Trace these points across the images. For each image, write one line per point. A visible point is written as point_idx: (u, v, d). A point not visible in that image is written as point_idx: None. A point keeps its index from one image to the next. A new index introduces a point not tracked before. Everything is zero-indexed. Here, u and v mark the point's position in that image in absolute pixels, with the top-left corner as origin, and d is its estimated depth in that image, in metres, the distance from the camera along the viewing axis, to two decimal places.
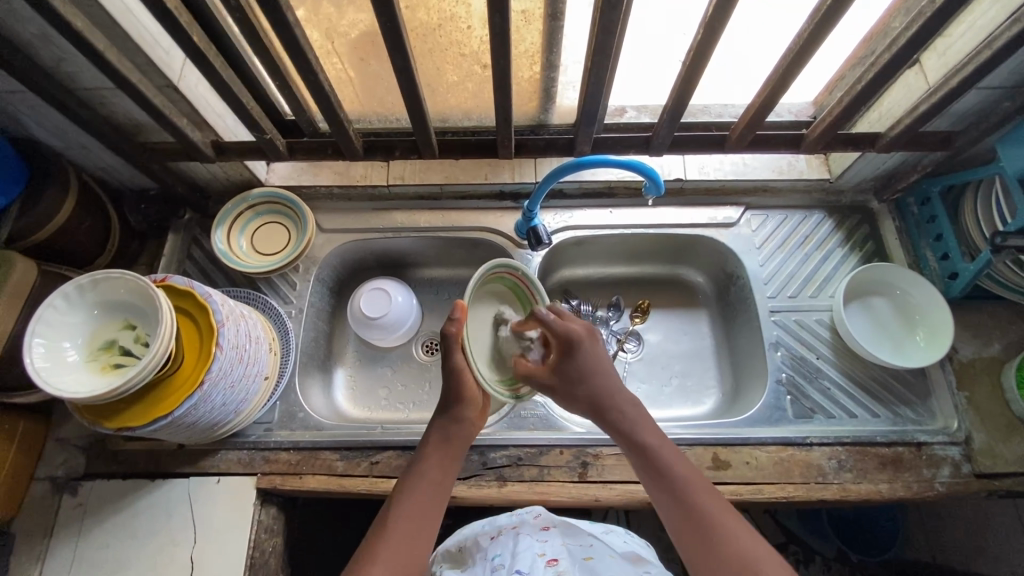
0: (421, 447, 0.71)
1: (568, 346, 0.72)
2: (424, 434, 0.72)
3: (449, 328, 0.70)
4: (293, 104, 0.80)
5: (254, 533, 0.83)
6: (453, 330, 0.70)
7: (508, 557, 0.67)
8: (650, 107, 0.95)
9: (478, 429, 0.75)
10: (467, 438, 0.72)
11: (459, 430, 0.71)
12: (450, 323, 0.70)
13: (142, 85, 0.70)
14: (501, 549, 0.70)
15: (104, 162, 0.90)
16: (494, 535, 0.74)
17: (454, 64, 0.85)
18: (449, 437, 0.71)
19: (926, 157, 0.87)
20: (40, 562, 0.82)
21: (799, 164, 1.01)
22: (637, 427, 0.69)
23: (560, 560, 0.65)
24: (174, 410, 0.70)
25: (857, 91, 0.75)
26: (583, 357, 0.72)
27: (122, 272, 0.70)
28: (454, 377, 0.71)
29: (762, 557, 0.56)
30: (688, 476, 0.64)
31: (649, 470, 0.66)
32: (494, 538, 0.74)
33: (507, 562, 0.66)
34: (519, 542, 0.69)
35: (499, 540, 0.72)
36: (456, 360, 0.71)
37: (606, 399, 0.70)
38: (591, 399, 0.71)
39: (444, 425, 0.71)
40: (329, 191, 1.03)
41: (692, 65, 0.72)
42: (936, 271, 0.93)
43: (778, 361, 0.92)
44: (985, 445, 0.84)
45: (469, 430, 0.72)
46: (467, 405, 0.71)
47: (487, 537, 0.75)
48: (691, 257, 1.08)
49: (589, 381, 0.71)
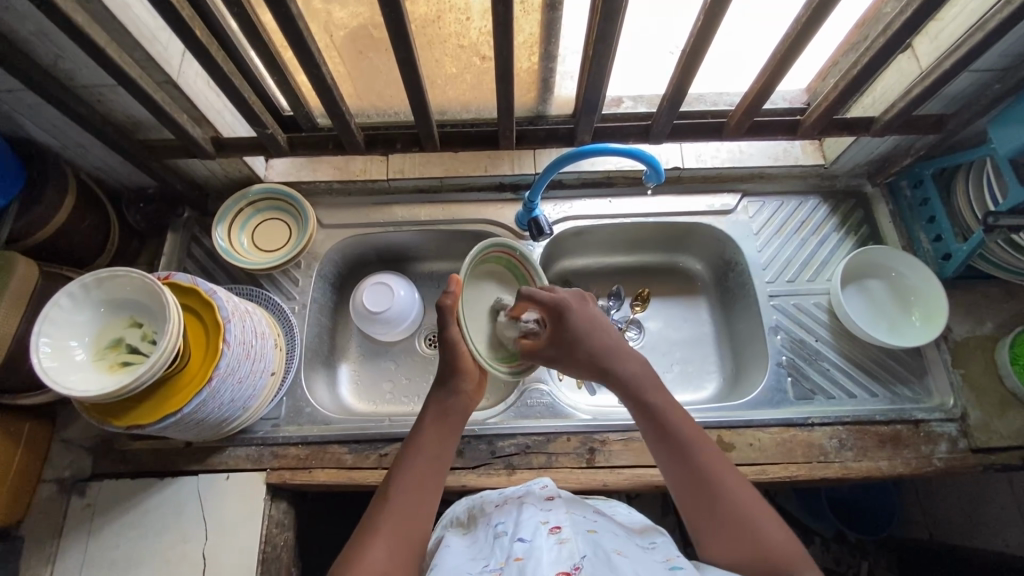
0: (417, 424, 0.70)
1: (558, 317, 0.73)
2: (419, 414, 0.71)
3: (444, 301, 0.73)
4: (292, 98, 0.80)
5: (265, 528, 0.83)
6: (449, 303, 0.73)
7: (511, 524, 0.62)
8: (646, 97, 0.97)
9: (477, 402, 0.75)
10: (464, 411, 0.72)
11: (456, 404, 0.71)
12: (444, 296, 0.74)
13: (142, 82, 0.69)
14: (504, 515, 0.65)
15: (103, 161, 0.89)
16: (498, 502, 0.69)
17: (453, 56, 0.85)
18: (446, 413, 0.70)
19: (919, 141, 0.89)
20: (51, 563, 0.82)
21: (795, 150, 1.02)
22: (643, 387, 0.69)
23: (563, 529, 0.59)
24: (184, 407, 0.70)
25: (852, 76, 0.77)
26: (579, 323, 0.73)
27: (127, 270, 0.70)
28: (449, 348, 0.73)
29: (761, 514, 0.59)
30: (696, 437, 0.65)
31: (653, 428, 0.66)
32: (498, 504, 0.69)
33: (509, 530, 0.61)
34: (522, 511, 0.64)
35: (502, 506, 0.68)
36: (451, 332, 0.74)
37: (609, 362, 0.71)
38: (594, 361, 0.71)
39: (440, 399, 0.71)
40: (329, 186, 1.03)
41: (691, 54, 0.72)
42: (930, 253, 0.95)
43: (777, 344, 0.94)
44: (980, 420, 0.86)
45: (466, 403, 0.72)
46: (463, 376, 0.72)
47: (491, 502, 0.71)
48: (689, 245, 1.09)
49: (588, 346, 0.72)
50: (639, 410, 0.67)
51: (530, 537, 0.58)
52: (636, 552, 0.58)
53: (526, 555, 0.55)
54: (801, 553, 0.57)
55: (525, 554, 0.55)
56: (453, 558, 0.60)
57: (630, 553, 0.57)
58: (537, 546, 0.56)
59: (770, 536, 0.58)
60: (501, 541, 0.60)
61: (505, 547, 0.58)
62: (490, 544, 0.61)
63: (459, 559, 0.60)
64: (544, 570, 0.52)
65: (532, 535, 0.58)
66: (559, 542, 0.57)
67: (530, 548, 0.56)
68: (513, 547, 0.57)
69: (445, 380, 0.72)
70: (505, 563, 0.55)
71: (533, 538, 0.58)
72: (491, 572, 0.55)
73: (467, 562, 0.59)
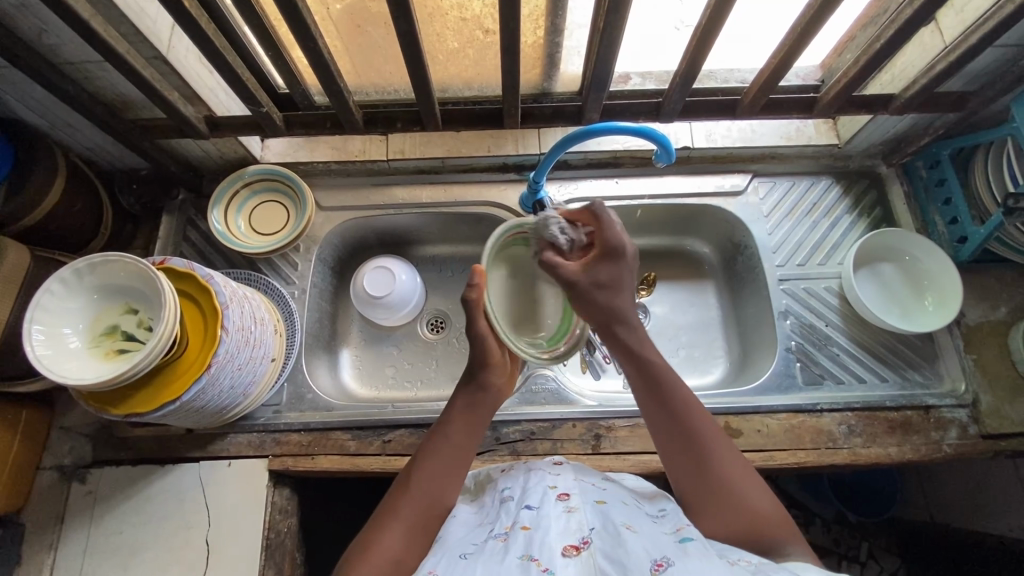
0: (447, 410, 0.69)
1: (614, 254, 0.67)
2: (448, 401, 0.70)
3: (468, 295, 0.69)
4: (288, 75, 0.76)
5: (268, 515, 0.83)
6: (474, 297, 0.68)
7: (518, 490, 0.62)
8: (655, 74, 0.93)
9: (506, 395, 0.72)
10: (495, 405, 0.70)
11: (485, 396, 0.69)
12: (470, 289, 0.68)
13: (130, 57, 0.66)
14: (511, 481, 0.65)
15: (92, 141, 0.86)
16: (506, 469, 0.69)
17: (455, 30, 0.81)
18: (475, 403, 0.68)
19: (938, 119, 0.86)
20: (54, 549, 0.82)
21: (808, 129, 0.99)
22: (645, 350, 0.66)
23: (572, 497, 0.59)
24: (183, 395, 0.68)
25: (874, 51, 0.74)
26: (612, 265, 0.67)
27: (120, 254, 0.67)
28: (478, 343, 0.70)
29: (758, 490, 0.59)
30: (694, 407, 0.64)
31: (653, 397, 0.64)
32: (505, 472, 0.69)
33: (517, 495, 0.61)
34: (530, 476, 0.64)
35: (510, 473, 0.67)
36: (479, 326, 0.70)
37: (625, 316, 0.66)
38: (606, 313, 0.66)
39: (472, 391, 0.69)
40: (327, 167, 1.00)
41: (708, 28, 0.69)
42: (945, 236, 0.93)
43: (787, 330, 0.92)
44: (991, 407, 0.85)
45: (495, 396, 0.69)
46: (492, 371, 0.70)
47: (497, 471, 0.71)
48: (696, 228, 1.07)
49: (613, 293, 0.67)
50: (641, 378, 0.65)
51: (537, 506, 0.57)
52: (645, 525, 0.56)
53: (532, 521, 0.54)
54: (794, 531, 0.58)
55: (532, 523, 0.54)
56: (460, 525, 0.60)
57: (640, 527, 0.55)
58: (544, 515, 0.55)
59: (765, 512, 0.58)
60: (507, 507, 0.60)
61: (511, 513, 0.58)
62: (496, 510, 0.61)
63: (466, 525, 0.60)
64: (551, 540, 0.52)
65: (540, 503, 0.57)
66: (567, 511, 0.56)
67: (538, 516, 0.55)
68: (521, 515, 0.57)
69: (474, 374, 0.70)
70: (511, 529, 0.55)
71: (540, 506, 0.57)
72: (496, 539, 0.55)
73: (474, 529, 0.59)
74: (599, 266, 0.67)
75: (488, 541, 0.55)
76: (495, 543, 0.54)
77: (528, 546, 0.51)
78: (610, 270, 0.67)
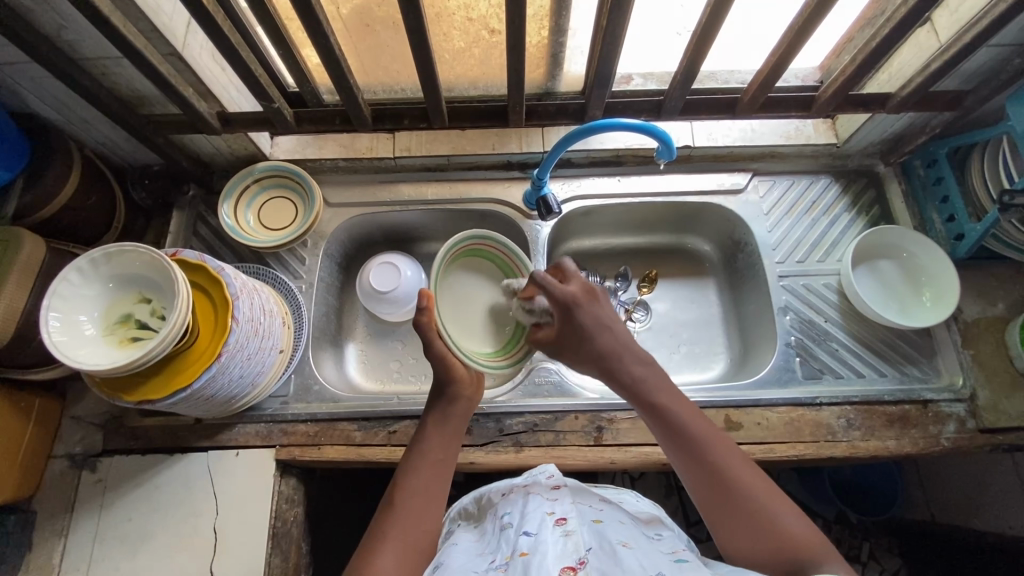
0: (423, 426, 0.71)
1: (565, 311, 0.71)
2: (422, 416, 0.72)
3: (421, 319, 0.72)
4: (299, 73, 0.79)
5: (275, 503, 0.84)
6: (424, 321, 0.72)
7: (517, 516, 0.63)
8: (657, 74, 0.96)
9: (477, 404, 0.74)
10: (467, 415, 0.72)
11: (458, 408, 0.72)
12: (420, 312, 0.72)
13: (148, 54, 0.68)
14: (511, 507, 0.66)
15: (107, 136, 0.88)
16: (505, 492, 0.71)
17: (462, 30, 0.83)
18: (448, 416, 0.71)
19: (935, 118, 0.88)
20: (64, 537, 0.83)
21: (807, 129, 1.01)
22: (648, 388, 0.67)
23: (569, 521, 0.60)
24: (194, 382, 0.70)
25: (870, 49, 0.75)
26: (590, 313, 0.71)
27: (135, 245, 0.69)
28: (442, 363, 0.72)
29: (777, 503, 0.58)
30: (710, 436, 0.63)
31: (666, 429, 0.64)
32: (505, 495, 0.70)
33: (516, 522, 0.62)
34: (528, 501, 0.65)
35: (510, 497, 0.69)
36: (436, 347, 0.72)
37: (617, 356, 0.69)
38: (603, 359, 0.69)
39: (442, 406, 0.71)
40: (335, 164, 1.02)
41: (707, 26, 0.71)
42: (942, 233, 0.94)
43: (787, 325, 0.94)
44: (989, 401, 0.86)
45: (466, 406, 0.72)
46: (461, 383, 0.72)
47: (498, 493, 0.72)
48: (698, 226, 1.08)
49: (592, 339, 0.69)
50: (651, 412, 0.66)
51: (535, 531, 0.58)
52: (641, 543, 0.58)
53: (530, 546, 0.56)
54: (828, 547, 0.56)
55: (530, 549, 0.55)
56: (461, 555, 0.61)
57: (636, 543, 0.57)
58: (542, 541, 0.56)
59: (787, 526, 0.57)
60: (507, 534, 0.61)
61: (511, 540, 0.59)
62: (497, 538, 0.62)
63: (467, 555, 0.61)
64: (549, 564, 0.53)
65: (538, 528, 0.58)
66: (564, 535, 0.57)
67: (535, 542, 0.56)
68: (519, 542, 0.57)
69: (441, 390, 0.72)
70: (511, 558, 0.56)
71: (538, 531, 0.58)
72: (497, 568, 0.56)
73: (475, 559, 0.60)
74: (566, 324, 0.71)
75: (490, 571, 0.56)
76: (496, 574, 0.55)
77: (527, 570, 0.52)
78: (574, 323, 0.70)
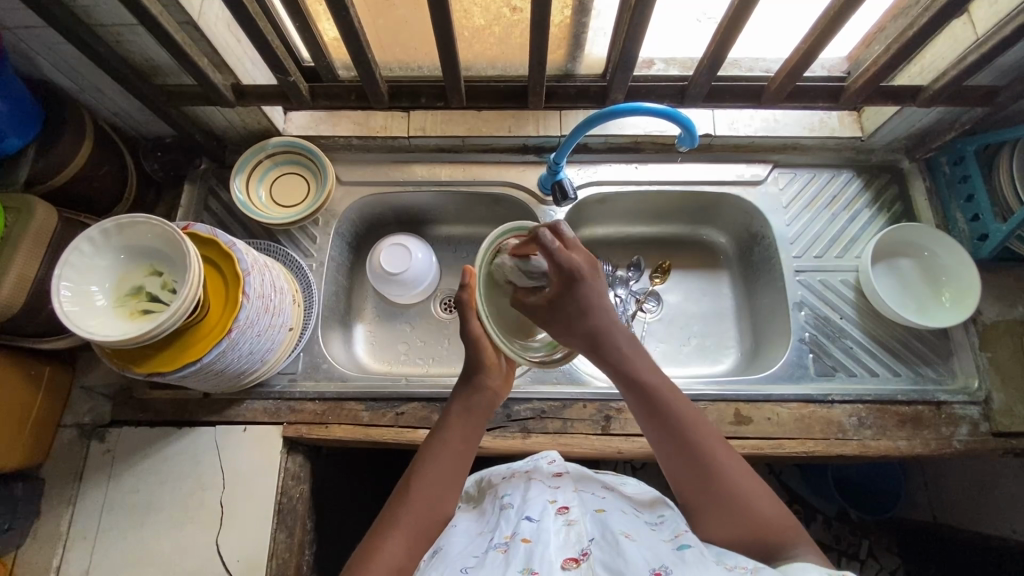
0: (444, 415, 0.69)
1: (568, 277, 0.66)
2: (444, 405, 0.70)
3: (461, 295, 0.72)
4: (315, 47, 0.77)
5: (281, 480, 0.84)
6: (466, 297, 0.71)
7: (518, 499, 0.63)
8: (679, 60, 0.93)
9: (501, 397, 0.73)
10: (490, 407, 0.70)
11: (482, 402, 0.69)
12: (462, 290, 0.72)
13: (164, 21, 0.67)
14: (512, 489, 0.66)
15: (120, 105, 0.87)
16: (507, 476, 0.71)
17: (482, 6, 0.81)
18: (472, 407, 0.69)
19: (965, 114, 0.86)
20: (72, 505, 0.84)
21: (831, 121, 0.98)
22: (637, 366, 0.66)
23: (571, 510, 0.60)
24: (204, 356, 0.69)
25: (906, 38, 0.73)
26: (580, 293, 0.66)
27: (147, 216, 0.69)
28: (472, 344, 0.71)
29: (760, 493, 0.60)
30: (692, 423, 0.63)
31: (642, 401, 0.65)
32: (506, 478, 0.70)
33: (517, 505, 0.62)
34: (530, 487, 0.65)
35: (511, 481, 0.69)
36: (472, 326, 0.71)
37: (607, 334, 0.66)
38: (591, 334, 0.66)
39: (467, 395, 0.70)
40: (348, 142, 1.01)
41: (740, 9, 0.68)
42: (965, 232, 0.92)
43: (801, 321, 0.92)
44: (1004, 405, 0.85)
45: (491, 399, 0.70)
46: (486, 372, 0.71)
47: (499, 476, 0.72)
48: (714, 217, 1.06)
49: (589, 315, 0.66)
50: (632, 387, 0.65)
51: (537, 518, 0.58)
52: (644, 533, 0.58)
53: (533, 533, 0.55)
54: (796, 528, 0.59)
55: (532, 536, 0.55)
56: (461, 539, 0.62)
57: (639, 535, 0.57)
58: (544, 528, 0.56)
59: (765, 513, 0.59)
60: (507, 515, 0.61)
61: (511, 523, 0.59)
62: (496, 518, 0.62)
63: (467, 537, 0.62)
64: (551, 554, 0.53)
65: (540, 515, 0.58)
66: (567, 523, 0.57)
67: (537, 529, 0.56)
68: (521, 526, 0.58)
69: (468, 376, 0.71)
70: (511, 540, 0.56)
71: (540, 518, 0.58)
72: (496, 549, 0.56)
73: (475, 541, 0.60)
74: (563, 297, 0.66)
75: (489, 552, 0.56)
76: (496, 554, 0.55)
77: (528, 559, 0.52)
78: (575, 297, 0.66)
